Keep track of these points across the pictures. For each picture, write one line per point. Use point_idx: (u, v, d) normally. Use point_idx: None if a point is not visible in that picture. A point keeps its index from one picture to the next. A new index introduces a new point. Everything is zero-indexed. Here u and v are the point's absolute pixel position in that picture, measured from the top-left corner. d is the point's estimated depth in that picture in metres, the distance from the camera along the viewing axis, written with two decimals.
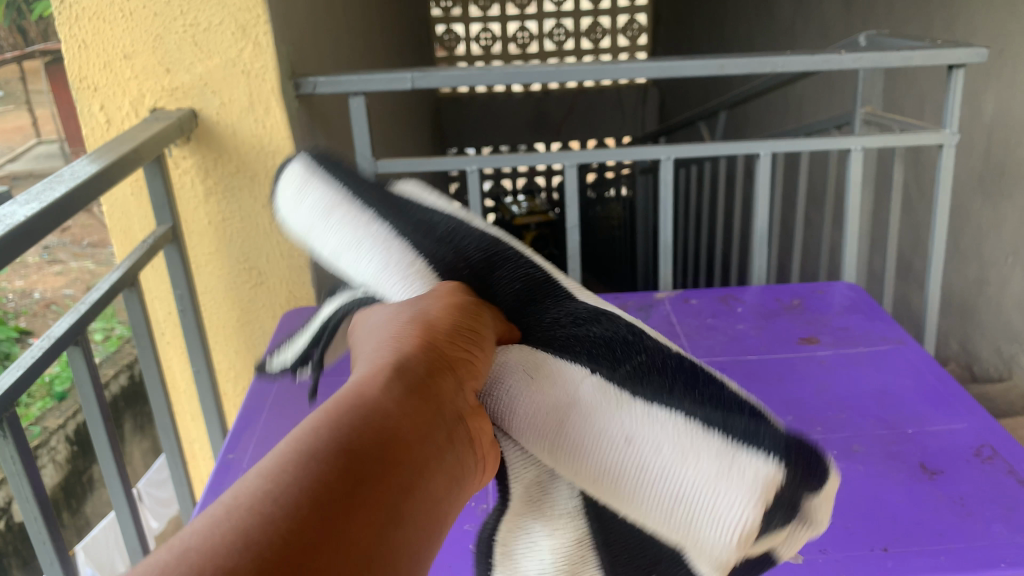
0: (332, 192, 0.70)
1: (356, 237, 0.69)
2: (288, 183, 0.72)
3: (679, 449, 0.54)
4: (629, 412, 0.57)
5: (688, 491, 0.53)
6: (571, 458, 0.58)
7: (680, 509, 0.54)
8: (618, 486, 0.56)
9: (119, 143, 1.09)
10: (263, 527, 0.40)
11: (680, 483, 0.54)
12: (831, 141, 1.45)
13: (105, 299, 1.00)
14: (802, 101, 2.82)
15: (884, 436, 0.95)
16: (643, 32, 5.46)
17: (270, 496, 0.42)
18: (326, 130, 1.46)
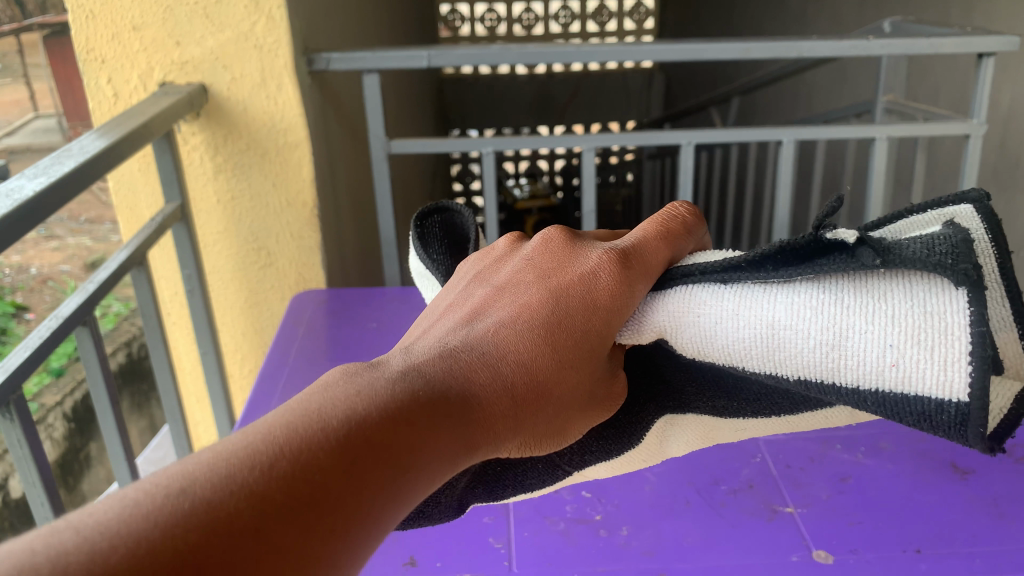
0: None
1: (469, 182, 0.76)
2: None
3: (842, 315, 0.49)
4: (777, 293, 0.52)
5: (869, 342, 0.48)
6: (724, 343, 0.53)
7: (859, 361, 0.48)
8: (782, 356, 0.51)
9: (129, 118, 1.06)
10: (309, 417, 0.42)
11: (851, 338, 0.48)
12: (856, 130, 1.42)
13: (114, 279, 0.97)
14: (814, 88, 2.77)
15: (912, 433, 0.93)
16: (650, 16, 5.39)
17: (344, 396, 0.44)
18: (337, 109, 1.43)
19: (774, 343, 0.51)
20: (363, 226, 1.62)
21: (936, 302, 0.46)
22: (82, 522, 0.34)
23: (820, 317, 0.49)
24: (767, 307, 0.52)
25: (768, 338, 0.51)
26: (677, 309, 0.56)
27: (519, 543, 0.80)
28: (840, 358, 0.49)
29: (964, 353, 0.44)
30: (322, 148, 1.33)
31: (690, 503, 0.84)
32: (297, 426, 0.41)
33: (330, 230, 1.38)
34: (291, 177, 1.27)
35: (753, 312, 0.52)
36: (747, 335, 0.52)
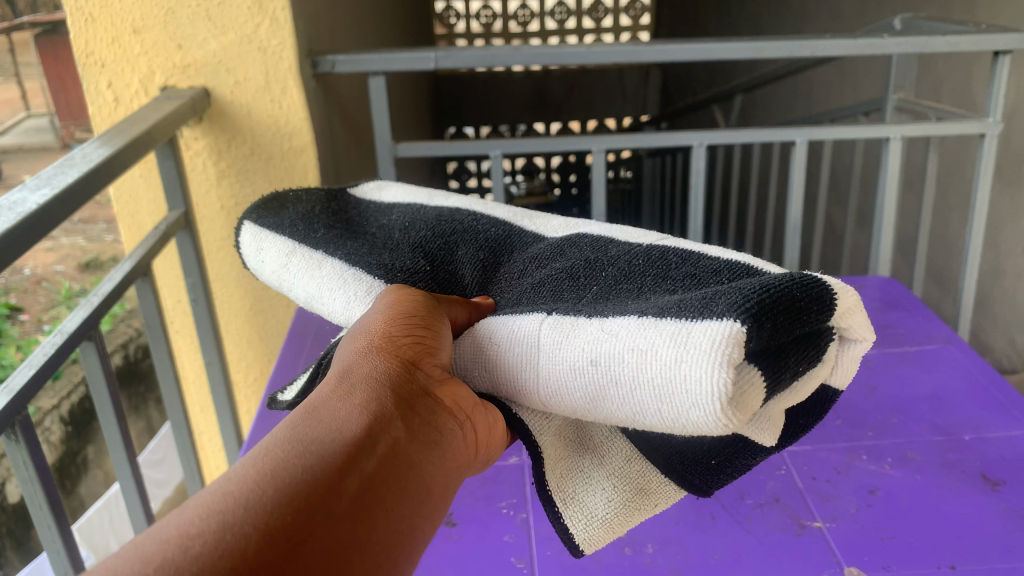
0: (286, 245, 0.69)
1: (323, 268, 0.67)
2: (250, 254, 0.71)
3: (639, 357, 0.47)
4: (585, 332, 0.50)
5: (661, 384, 0.46)
6: (556, 398, 0.52)
7: (666, 411, 0.46)
8: (607, 410, 0.50)
9: (132, 123, 1.03)
10: (214, 517, 0.41)
11: (651, 382, 0.46)
12: (871, 130, 1.40)
13: (119, 290, 0.94)
14: (816, 85, 2.75)
15: (939, 443, 0.91)
16: (646, 11, 5.36)
17: (224, 492, 0.43)
18: (341, 112, 1.40)
19: (596, 390, 0.49)
20: None
21: (696, 328, 0.45)
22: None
23: (620, 360, 0.47)
24: (574, 347, 0.50)
25: (585, 381, 0.49)
26: (512, 365, 0.54)
27: (544, 562, 0.77)
28: (648, 400, 0.47)
29: (722, 359, 0.43)
30: (327, 153, 1.31)
31: (716, 517, 0.82)
32: (216, 530, 0.40)
33: None
34: (297, 182, 1.24)
35: (573, 353, 0.50)
36: (569, 370, 0.50)
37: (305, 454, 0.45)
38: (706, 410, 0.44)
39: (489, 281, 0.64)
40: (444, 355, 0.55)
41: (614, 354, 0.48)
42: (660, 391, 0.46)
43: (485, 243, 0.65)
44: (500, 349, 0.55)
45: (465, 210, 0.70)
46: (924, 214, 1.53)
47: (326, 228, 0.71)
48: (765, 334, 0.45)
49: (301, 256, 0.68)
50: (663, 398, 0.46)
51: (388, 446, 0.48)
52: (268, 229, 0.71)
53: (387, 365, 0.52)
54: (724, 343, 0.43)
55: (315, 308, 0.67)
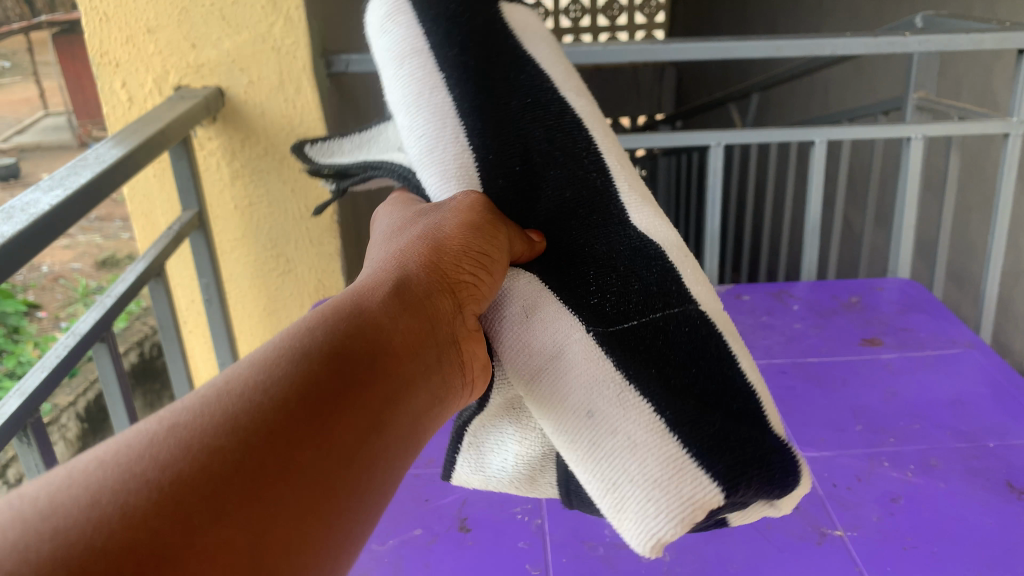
0: (411, 45, 0.65)
1: (429, 92, 0.63)
2: (376, 27, 0.67)
3: (628, 447, 0.50)
4: (609, 386, 0.52)
5: (620, 482, 0.49)
6: (542, 411, 0.54)
7: (605, 496, 0.50)
8: (568, 453, 0.53)
9: (146, 124, 1.02)
10: (236, 401, 0.37)
11: (616, 472, 0.50)
12: (891, 130, 1.38)
13: (132, 292, 0.93)
14: (834, 84, 2.72)
15: (963, 449, 0.89)
16: (660, 10, 5.34)
17: (257, 374, 0.39)
18: (356, 111, 1.39)
19: (572, 437, 0.52)
20: None
21: (689, 473, 0.48)
22: (38, 489, 0.31)
23: (610, 440, 0.51)
24: (587, 395, 0.52)
25: (573, 427, 0.52)
26: (530, 360, 0.55)
27: (560, 568, 0.76)
28: (600, 478, 0.50)
29: (681, 516, 0.47)
30: None
31: (735, 525, 0.80)
32: (236, 414, 0.37)
33: (349, 234, 1.35)
34: (311, 182, 1.24)
35: (583, 403, 0.52)
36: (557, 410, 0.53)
37: (343, 361, 0.41)
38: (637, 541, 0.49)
39: (558, 220, 0.61)
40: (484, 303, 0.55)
41: (615, 428, 0.51)
42: (614, 487, 0.50)
43: (577, 182, 0.62)
44: (524, 344, 0.55)
45: (586, 129, 0.65)
46: (945, 216, 1.51)
47: (461, 50, 0.66)
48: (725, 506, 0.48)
49: (424, 60, 0.64)
50: (612, 490, 0.50)
51: (411, 383, 0.45)
52: (410, 6, 0.67)
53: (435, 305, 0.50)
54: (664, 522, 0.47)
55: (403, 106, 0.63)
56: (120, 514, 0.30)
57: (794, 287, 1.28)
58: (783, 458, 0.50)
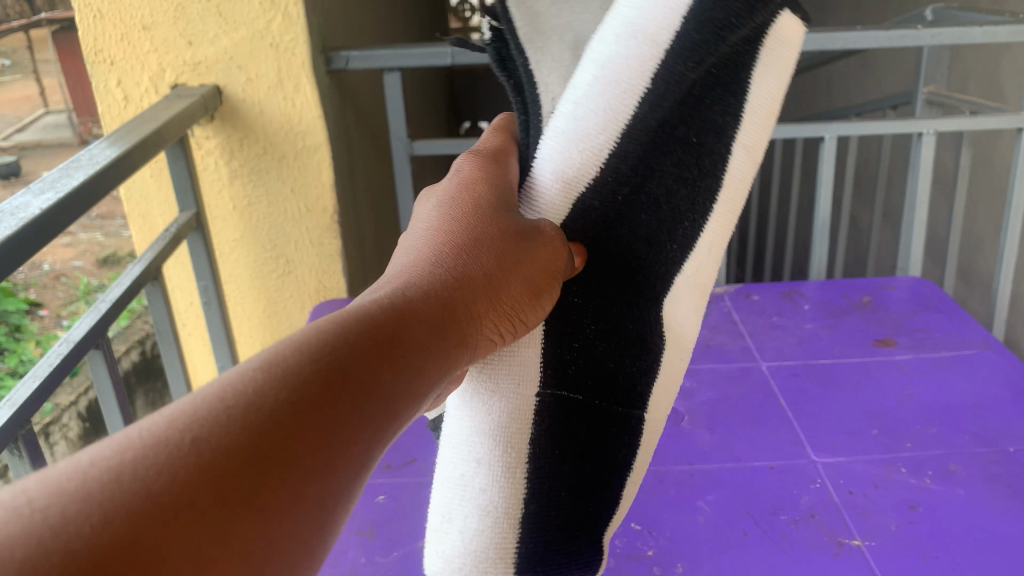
0: None
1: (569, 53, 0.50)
2: None
3: (484, 507, 0.48)
4: (522, 451, 0.48)
5: (454, 519, 0.48)
6: (450, 421, 0.48)
7: (436, 513, 0.49)
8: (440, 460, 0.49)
9: (141, 124, 1.00)
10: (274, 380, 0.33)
11: (459, 513, 0.48)
12: (903, 125, 1.35)
13: (127, 297, 0.91)
14: (841, 78, 2.69)
15: (981, 454, 0.86)
16: None
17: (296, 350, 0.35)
18: (356, 108, 1.37)
19: (452, 459, 0.48)
20: (383, 228, 1.56)
21: (508, 548, 0.49)
22: (41, 491, 0.27)
23: (479, 491, 0.48)
24: (501, 450, 0.47)
25: (459, 459, 0.48)
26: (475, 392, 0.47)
27: None
28: (442, 499, 0.49)
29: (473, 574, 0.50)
30: (342, 151, 1.28)
31: (748, 534, 0.78)
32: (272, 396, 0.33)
33: (350, 233, 1.32)
34: (311, 181, 1.21)
35: (487, 457, 0.47)
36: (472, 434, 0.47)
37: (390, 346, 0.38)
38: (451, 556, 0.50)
39: (610, 243, 0.49)
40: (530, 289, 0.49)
41: (490, 490, 0.47)
42: (444, 518, 0.49)
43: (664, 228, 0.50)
44: (479, 373, 0.46)
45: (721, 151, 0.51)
46: (956, 213, 1.48)
47: None
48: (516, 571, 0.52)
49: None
50: (443, 519, 0.49)
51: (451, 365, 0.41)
52: None
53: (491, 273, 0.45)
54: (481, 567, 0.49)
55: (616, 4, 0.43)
56: (120, 530, 0.26)
57: (805, 285, 1.26)
58: (588, 548, 0.54)
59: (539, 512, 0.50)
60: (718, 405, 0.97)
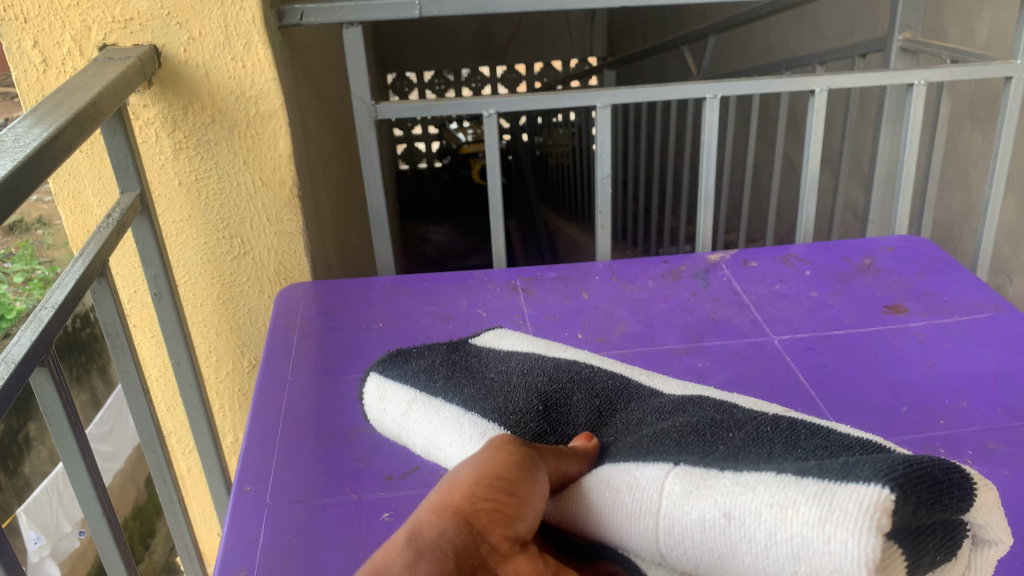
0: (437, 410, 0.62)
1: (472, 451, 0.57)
2: (372, 398, 0.66)
3: (779, 515, 0.40)
4: (717, 476, 0.44)
5: (799, 548, 0.39)
6: (672, 548, 0.43)
7: (788, 561, 0.39)
8: (736, 573, 0.41)
9: (72, 93, 0.85)
10: None
11: (789, 550, 0.39)
12: (893, 76, 1.30)
13: (72, 301, 0.78)
14: (792, 26, 2.62)
15: (1018, 428, 0.82)
16: None
17: None
18: (308, 70, 1.23)
19: (718, 550, 0.41)
20: (341, 199, 1.43)
21: (844, 492, 0.39)
22: None
23: (754, 516, 0.41)
24: (702, 498, 0.43)
25: (709, 539, 0.42)
26: (627, 515, 0.45)
27: None
28: (770, 556, 0.40)
29: (862, 535, 0.38)
30: (297, 118, 1.15)
31: None
32: None
33: (310, 208, 1.20)
34: (267, 152, 1.09)
35: (705, 495, 0.43)
36: (697, 522, 0.42)
37: None
38: (860, 507, 0.38)
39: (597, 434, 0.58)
40: (540, 487, 0.44)
41: (748, 503, 0.41)
42: (798, 556, 0.39)
43: (604, 394, 0.62)
44: (611, 512, 0.46)
45: (581, 361, 0.68)
46: (936, 164, 1.44)
47: (454, 381, 0.66)
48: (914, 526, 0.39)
49: (424, 404, 0.63)
50: (801, 560, 0.39)
51: None
52: (392, 375, 0.67)
53: (457, 490, 0.42)
54: (874, 514, 0.38)
55: (432, 458, 0.61)
56: None
57: (797, 249, 1.20)
58: (924, 457, 0.42)
59: (802, 469, 0.42)
60: (735, 385, 0.90)
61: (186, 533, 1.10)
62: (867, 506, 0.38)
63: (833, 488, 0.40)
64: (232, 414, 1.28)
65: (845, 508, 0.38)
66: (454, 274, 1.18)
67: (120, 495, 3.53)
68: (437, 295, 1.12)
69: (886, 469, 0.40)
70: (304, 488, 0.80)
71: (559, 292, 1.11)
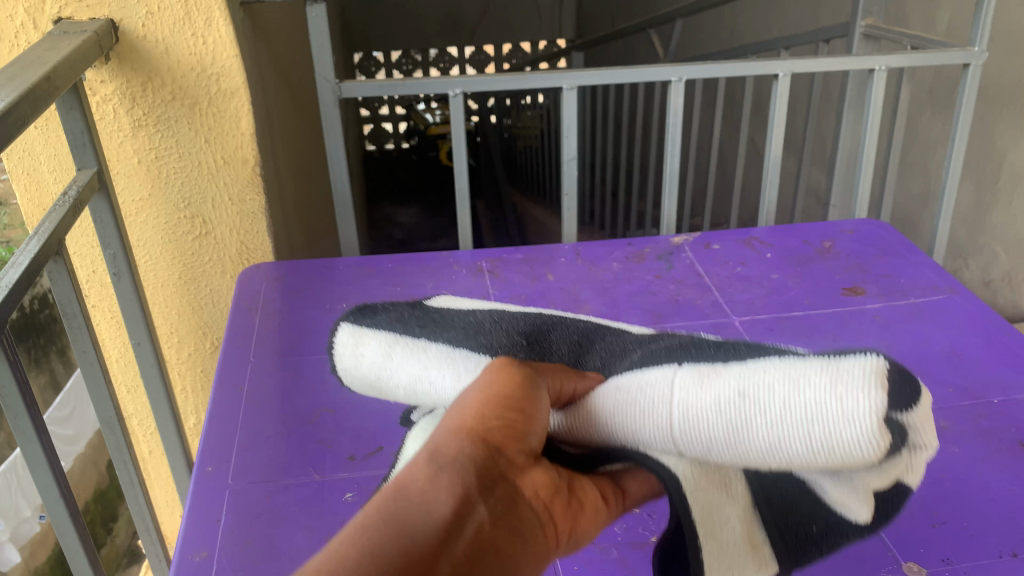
0: (423, 349, 0.59)
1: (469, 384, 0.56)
2: (345, 346, 0.62)
3: (791, 385, 0.45)
4: (724, 365, 0.48)
5: (813, 412, 0.44)
6: (688, 430, 0.47)
7: (802, 429, 0.44)
8: (750, 445, 0.46)
9: (25, 68, 0.83)
10: None
11: (802, 415, 0.44)
12: (855, 61, 1.31)
13: (27, 281, 0.76)
14: (758, 9, 2.63)
15: (968, 407, 0.84)
16: None
17: None
18: (270, 47, 1.21)
19: (734, 423, 0.46)
20: (305, 178, 1.42)
21: (846, 364, 0.45)
22: None
23: (765, 391, 0.46)
24: (715, 381, 0.47)
25: (725, 415, 0.46)
26: (641, 408, 0.49)
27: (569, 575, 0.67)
28: (785, 425, 0.45)
29: (866, 394, 0.43)
30: (259, 96, 1.13)
31: None
32: None
33: (273, 187, 1.18)
34: (229, 130, 1.07)
35: (717, 379, 0.47)
36: (711, 402, 0.46)
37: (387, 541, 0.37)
38: (862, 371, 0.44)
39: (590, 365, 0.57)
40: (542, 406, 0.46)
41: (761, 379, 0.46)
42: (811, 420, 0.44)
43: (585, 328, 0.61)
44: (626, 411, 0.49)
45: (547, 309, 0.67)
46: (896, 149, 1.46)
47: (434, 324, 0.63)
48: (903, 394, 0.44)
49: (406, 345, 0.60)
50: (815, 422, 0.44)
51: (474, 526, 0.39)
52: (369, 322, 0.63)
53: (469, 413, 0.43)
54: (876, 374, 0.44)
55: (417, 397, 0.59)
56: None
57: (759, 231, 1.22)
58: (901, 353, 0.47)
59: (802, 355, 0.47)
60: None
61: (148, 516, 1.09)
62: (868, 372, 0.44)
63: (832, 360, 0.45)
64: (194, 395, 1.27)
65: (851, 372, 0.44)
66: (420, 255, 1.18)
67: (80, 479, 3.48)
68: (402, 276, 1.12)
69: (873, 351, 0.46)
70: (267, 469, 0.80)
71: (524, 273, 1.11)
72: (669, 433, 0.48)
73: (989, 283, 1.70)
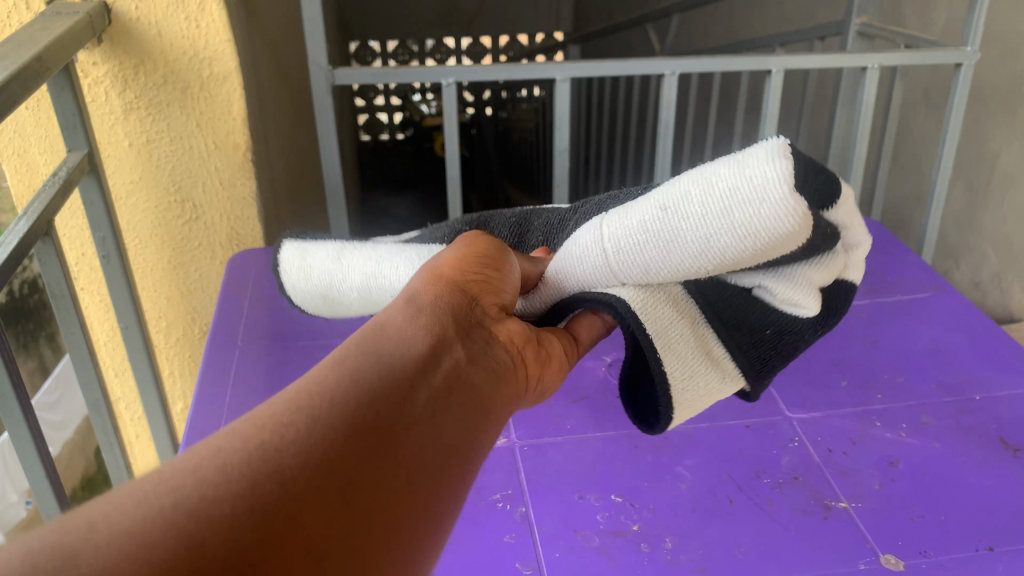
0: (369, 253, 0.66)
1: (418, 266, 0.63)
2: (296, 263, 0.68)
3: (704, 187, 0.52)
4: (650, 195, 0.56)
5: (726, 203, 0.51)
6: (628, 255, 0.56)
7: (723, 227, 0.52)
8: (681, 251, 0.54)
9: (17, 47, 0.83)
10: (302, 415, 0.40)
11: (717, 207, 0.52)
12: (847, 59, 1.32)
13: (16, 261, 0.76)
14: (755, 6, 2.63)
15: (950, 403, 0.85)
16: None
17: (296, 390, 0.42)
18: (264, 32, 1.21)
19: (664, 235, 0.54)
20: (296, 164, 1.42)
21: (749, 151, 0.51)
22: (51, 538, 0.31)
23: (682, 202, 0.53)
24: (642, 207, 0.55)
25: (653, 231, 0.55)
26: (587, 248, 0.58)
27: (550, 560, 0.68)
28: (708, 227, 0.53)
29: (768, 173, 0.49)
30: (252, 81, 1.13)
31: (734, 502, 0.74)
32: (306, 436, 0.39)
33: (264, 173, 1.19)
34: (221, 114, 1.07)
35: (643, 207, 0.55)
36: (641, 225, 0.55)
37: (381, 354, 0.45)
38: (765, 151, 0.50)
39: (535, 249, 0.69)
40: (507, 276, 0.57)
41: (680, 193, 0.53)
42: (726, 211, 0.51)
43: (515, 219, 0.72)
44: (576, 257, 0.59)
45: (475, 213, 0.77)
46: (888, 147, 1.47)
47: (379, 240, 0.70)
48: (806, 171, 0.51)
49: (352, 254, 0.66)
50: (729, 213, 0.51)
51: (454, 359, 0.48)
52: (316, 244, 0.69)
53: (449, 271, 0.53)
54: (779, 150, 0.50)
55: (370, 295, 0.65)
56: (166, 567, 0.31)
57: None
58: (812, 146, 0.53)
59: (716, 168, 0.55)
60: None
61: None
62: (772, 150, 0.50)
63: (735, 153, 0.52)
64: (182, 380, 1.27)
65: (755, 154, 0.51)
66: None
67: (67, 467, 3.45)
68: None
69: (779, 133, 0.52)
70: None
71: None
72: (611, 262, 0.57)
73: (978, 284, 1.71)
